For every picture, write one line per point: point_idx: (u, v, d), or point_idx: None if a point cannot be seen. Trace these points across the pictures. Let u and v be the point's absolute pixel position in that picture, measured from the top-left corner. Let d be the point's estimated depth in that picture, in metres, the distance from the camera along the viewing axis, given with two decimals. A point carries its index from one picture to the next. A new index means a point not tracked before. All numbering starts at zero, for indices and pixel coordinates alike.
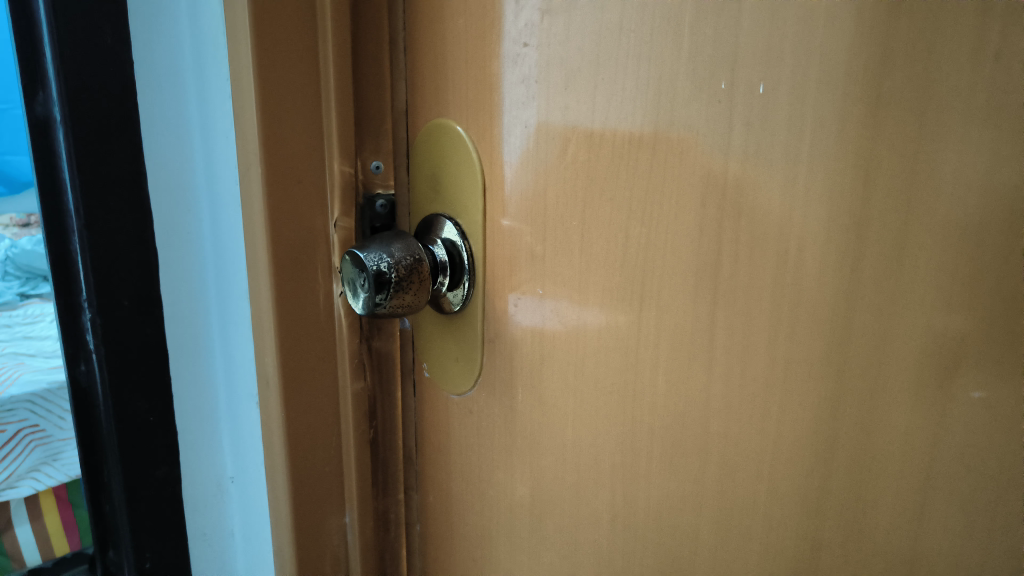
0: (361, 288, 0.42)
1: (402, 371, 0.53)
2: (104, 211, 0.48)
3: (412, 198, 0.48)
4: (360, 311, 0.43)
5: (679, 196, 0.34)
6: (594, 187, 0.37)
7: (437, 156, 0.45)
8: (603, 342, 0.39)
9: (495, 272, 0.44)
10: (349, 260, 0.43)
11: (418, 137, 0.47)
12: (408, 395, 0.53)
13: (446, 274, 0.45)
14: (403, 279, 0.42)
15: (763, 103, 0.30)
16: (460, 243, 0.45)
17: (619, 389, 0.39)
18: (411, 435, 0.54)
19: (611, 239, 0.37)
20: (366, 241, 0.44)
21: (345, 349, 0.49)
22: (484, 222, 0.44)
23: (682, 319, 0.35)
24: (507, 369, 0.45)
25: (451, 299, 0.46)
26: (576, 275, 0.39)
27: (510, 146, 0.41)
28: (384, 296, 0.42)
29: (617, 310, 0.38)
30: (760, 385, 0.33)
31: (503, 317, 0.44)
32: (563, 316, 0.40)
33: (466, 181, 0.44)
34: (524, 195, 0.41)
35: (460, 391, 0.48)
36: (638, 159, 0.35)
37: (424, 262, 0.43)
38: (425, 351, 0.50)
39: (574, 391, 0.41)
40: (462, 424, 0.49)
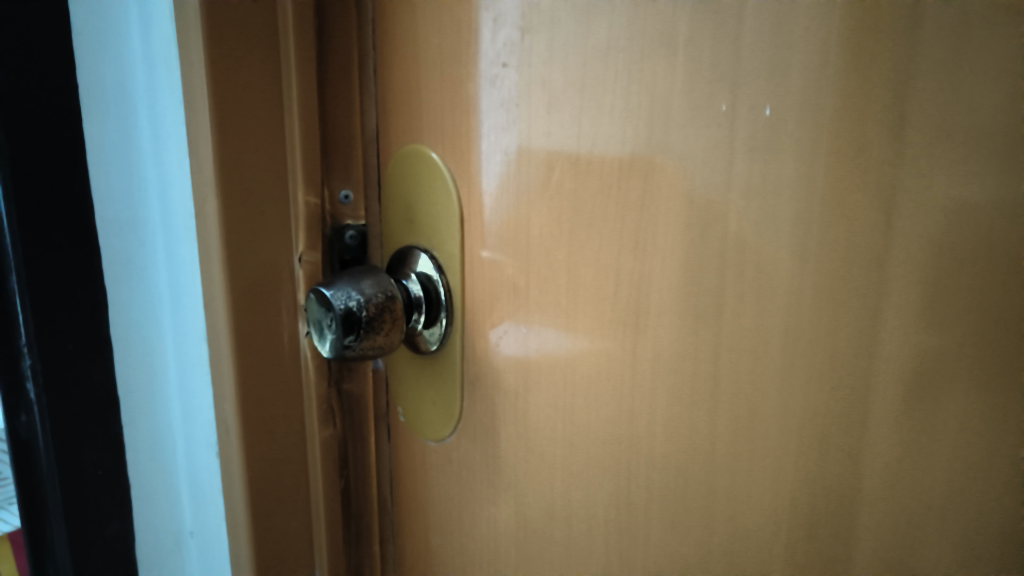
0: (327, 329, 0.39)
1: (375, 415, 0.49)
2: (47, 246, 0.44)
3: (383, 228, 0.45)
4: (326, 354, 0.40)
5: (675, 227, 0.31)
6: (581, 218, 0.34)
7: (411, 184, 0.42)
8: (593, 386, 0.35)
9: (475, 308, 0.41)
10: (314, 298, 0.40)
11: (391, 163, 0.44)
12: (382, 440, 0.50)
13: (421, 310, 0.41)
14: (374, 318, 0.39)
15: (770, 125, 0.28)
16: (436, 277, 0.42)
17: (612, 437, 0.35)
18: (387, 484, 0.50)
19: (600, 274, 0.34)
20: (337, 276, 0.41)
21: (310, 395, 0.46)
22: (462, 254, 0.40)
23: (679, 361, 0.32)
24: (488, 413, 0.41)
25: (428, 338, 0.43)
26: (563, 313, 0.36)
27: (491, 172, 0.37)
28: (353, 338, 0.38)
29: (603, 352, 0.35)
30: (771, 435, 0.30)
31: (484, 357, 0.41)
32: (549, 357, 0.37)
33: (442, 210, 0.41)
34: (507, 226, 0.37)
35: (439, 437, 0.44)
36: (630, 186, 0.32)
37: (399, 301, 0.40)
38: (399, 394, 0.46)
39: (563, 438, 0.38)
40: (441, 472, 0.45)
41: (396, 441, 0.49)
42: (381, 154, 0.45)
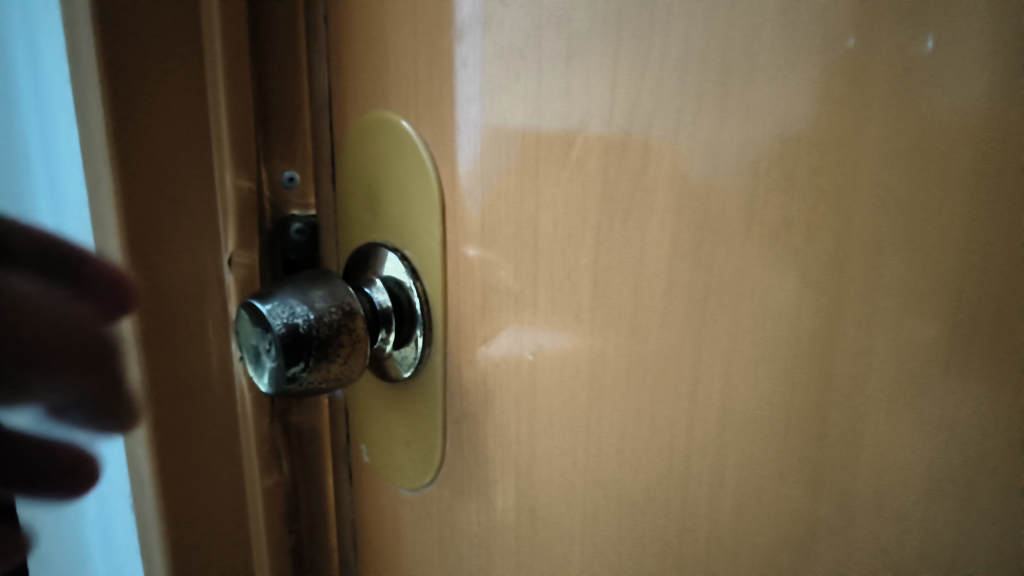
0: (264, 356, 0.29)
1: (333, 451, 0.40)
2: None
3: (339, 219, 0.36)
4: (265, 389, 0.30)
5: (762, 229, 0.21)
6: (615, 209, 0.24)
7: (374, 161, 0.32)
8: (633, 441, 0.25)
9: (460, 326, 0.31)
10: (246, 315, 0.30)
11: (349, 135, 0.34)
12: (344, 485, 0.40)
13: (391, 327, 0.32)
14: (327, 342, 0.29)
15: (931, 64, 0.18)
16: (409, 282, 0.32)
17: (659, 513, 0.25)
18: (351, 537, 0.41)
19: (639, 289, 0.24)
20: (277, 283, 0.31)
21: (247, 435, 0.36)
22: (443, 253, 0.30)
23: (753, 416, 0.22)
24: (478, 462, 0.32)
25: (399, 361, 0.33)
26: (588, 338, 0.25)
27: (483, 145, 0.27)
28: (300, 368, 0.28)
29: (638, 396, 0.25)
30: (881, 521, 0.21)
31: (471, 390, 0.31)
32: (562, 397, 0.27)
33: (416, 197, 0.31)
34: (506, 218, 0.27)
35: (415, 485, 0.35)
36: (694, 163, 0.21)
37: (362, 316, 0.30)
38: (364, 428, 0.37)
39: (584, 508, 0.27)
40: (418, 530, 0.36)
41: (361, 487, 0.39)
42: (334, 125, 0.35)
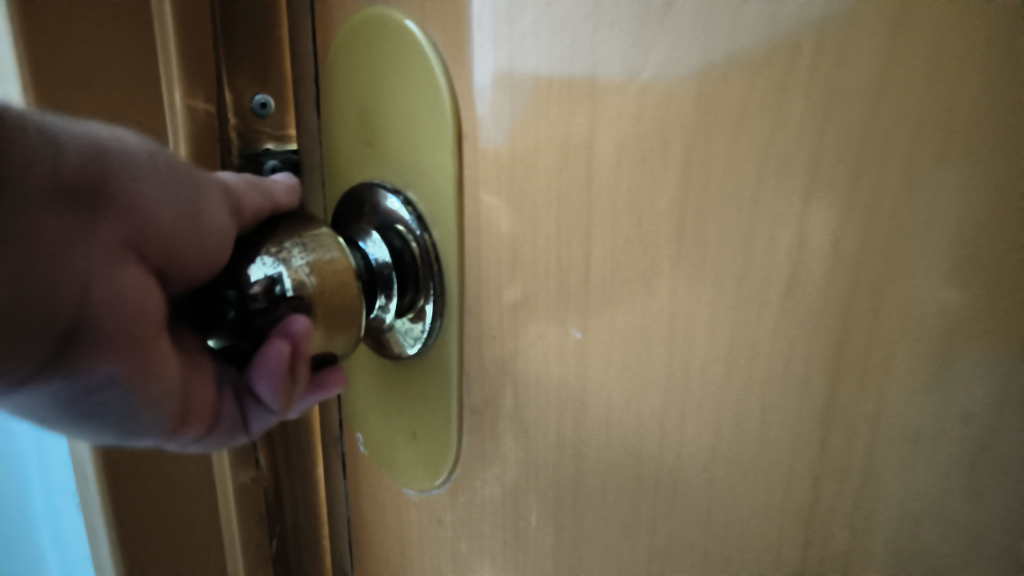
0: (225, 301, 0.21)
1: (326, 438, 0.33)
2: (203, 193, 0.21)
3: (328, 156, 0.28)
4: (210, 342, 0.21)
5: (974, 153, 0.13)
6: (716, 128, 0.16)
7: (371, 76, 0.25)
8: (728, 463, 0.18)
9: (480, 294, 0.23)
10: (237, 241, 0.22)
11: (336, 45, 0.26)
12: (337, 479, 0.34)
13: (391, 291, 0.24)
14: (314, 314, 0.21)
15: None
16: (415, 235, 0.24)
17: (757, 562, 0.18)
18: (346, 538, 0.35)
19: (750, 251, 0.16)
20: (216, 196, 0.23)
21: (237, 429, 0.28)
22: (460, 197, 0.23)
23: (933, 444, 0.14)
24: (500, 467, 0.24)
25: (402, 335, 0.26)
26: (670, 319, 0.18)
27: (514, 41, 0.20)
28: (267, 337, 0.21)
29: (745, 399, 0.17)
30: None
31: (494, 377, 0.24)
32: (622, 394, 0.20)
33: (423, 119, 0.23)
34: (546, 144, 0.20)
35: (421, 487, 0.28)
36: (860, 51, 0.13)
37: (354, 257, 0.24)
38: (360, 413, 0.30)
39: (649, 546, 0.20)
40: (425, 543, 0.29)
41: (356, 484, 0.33)
42: (316, 34, 0.28)
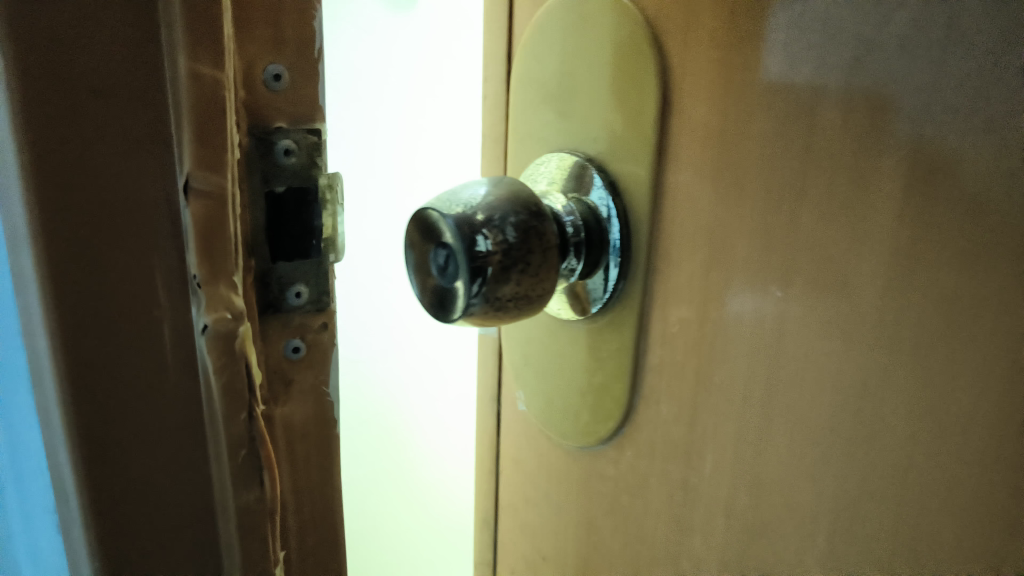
0: (453, 273, 0.25)
1: (485, 396, 0.36)
2: (320, 28, 0.23)
3: (512, 129, 0.30)
4: (456, 312, 0.25)
5: None
6: (955, 91, 0.17)
7: (573, 53, 0.27)
8: (934, 425, 0.18)
9: (673, 256, 0.25)
10: (423, 229, 0.26)
11: (537, 24, 0.28)
12: (489, 434, 0.36)
13: (580, 254, 0.27)
14: (520, 248, 0.25)
15: None
16: (603, 204, 0.27)
17: (952, 525, 0.18)
18: (491, 489, 0.37)
19: (992, 205, 0.16)
20: (264, 158, 0.23)
21: (279, 416, 0.25)
22: (664, 165, 0.25)
23: None
24: (676, 420, 0.26)
25: (587, 293, 0.28)
26: (879, 280, 0.19)
27: (745, 11, 0.21)
28: (489, 279, 0.24)
29: (968, 359, 0.17)
30: None
31: (678, 335, 0.25)
32: (817, 349, 0.21)
33: (627, 93, 0.25)
34: (767, 110, 0.21)
35: (586, 444, 0.30)
36: None
37: (333, 231, 0.25)
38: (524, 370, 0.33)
39: (834, 501, 0.21)
40: (585, 493, 0.31)
41: (512, 437, 0.35)
42: (517, 12, 0.30)
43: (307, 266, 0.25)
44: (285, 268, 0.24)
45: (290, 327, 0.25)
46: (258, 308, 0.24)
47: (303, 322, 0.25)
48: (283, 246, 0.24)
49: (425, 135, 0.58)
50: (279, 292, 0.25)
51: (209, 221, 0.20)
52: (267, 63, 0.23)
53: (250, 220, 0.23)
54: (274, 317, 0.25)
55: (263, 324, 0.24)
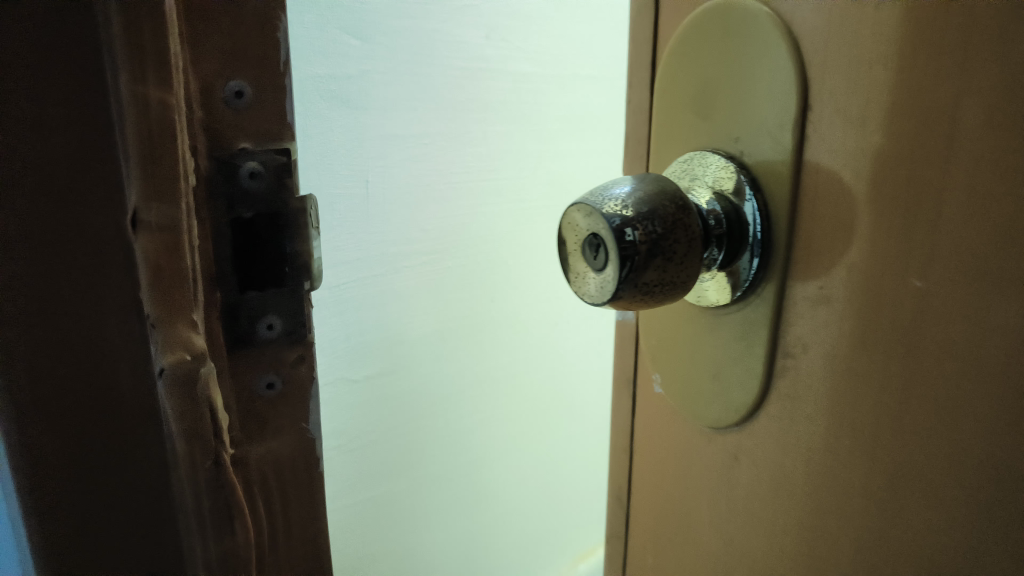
0: (604, 262, 0.29)
1: (625, 382, 0.38)
2: (284, 48, 0.30)
3: (657, 132, 0.33)
4: (602, 298, 0.29)
5: None
6: None
7: (717, 61, 0.29)
8: None
9: (816, 248, 0.27)
10: (580, 219, 0.30)
11: (684, 34, 0.31)
12: (625, 413, 0.39)
13: (721, 246, 0.29)
14: (665, 241, 0.28)
15: None
16: (745, 198, 0.29)
17: None
18: (625, 465, 0.40)
19: None
20: (229, 186, 0.31)
21: (250, 450, 0.34)
22: (807, 164, 0.27)
23: None
24: (817, 400, 0.28)
25: (723, 284, 0.30)
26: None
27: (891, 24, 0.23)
28: (635, 271, 0.28)
29: None
30: None
31: (821, 320, 0.27)
32: (958, 330, 0.23)
33: (769, 96, 0.27)
34: (913, 112, 0.23)
35: (722, 424, 0.32)
36: None
37: (303, 260, 0.33)
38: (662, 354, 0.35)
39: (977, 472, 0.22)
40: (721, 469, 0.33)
41: (648, 418, 0.37)
42: (661, 23, 0.32)
43: (280, 297, 0.33)
44: (252, 302, 0.32)
45: (268, 349, 0.33)
46: (227, 339, 0.32)
47: (280, 347, 0.34)
48: (256, 281, 0.32)
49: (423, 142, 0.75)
50: (252, 326, 0.33)
51: (159, 262, 0.27)
52: (230, 81, 0.30)
53: (215, 252, 0.31)
54: (247, 347, 0.33)
55: (236, 353, 0.33)
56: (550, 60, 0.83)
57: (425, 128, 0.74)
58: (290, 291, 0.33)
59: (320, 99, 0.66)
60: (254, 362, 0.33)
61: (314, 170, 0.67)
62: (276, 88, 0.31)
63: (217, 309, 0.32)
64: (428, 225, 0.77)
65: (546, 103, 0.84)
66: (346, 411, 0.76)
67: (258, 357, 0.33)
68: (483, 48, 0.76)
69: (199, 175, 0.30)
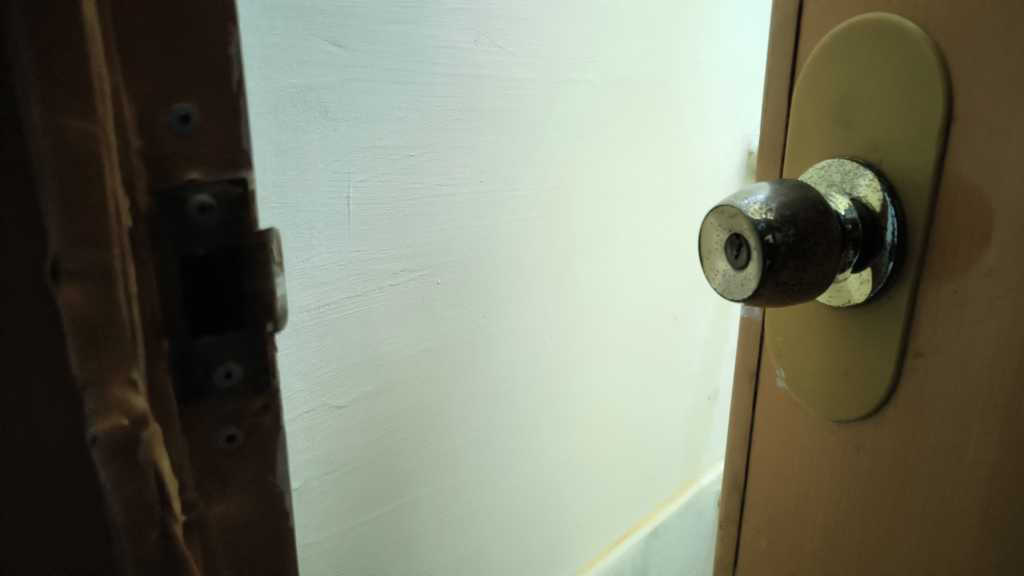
0: (743, 263, 0.31)
1: (745, 372, 0.40)
2: (237, 56, 0.24)
3: (790, 135, 0.34)
4: (739, 296, 0.32)
5: None
6: None
7: (862, 73, 0.30)
8: None
9: (953, 254, 0.29)
10: (718, 221, 0.32)
11: (827, 44, 0.32)
12: (744, 404, 0.40)
13: (856, 248, 0.30)
14: (802, 243, 0.30)
15: None
16: (883, 204, 0.30)
17: None
18: (742, 453, 0.41)
19: None
20: (176, 219, 0.25)
21: (208, 517, 0.28)
22: (945, 174, 0.28)
23: None
24: (950, 397, 0.30)
25: (854, 285, 0.31)
26: None
27: None
28: (775, 272, 0.30)
29: None
30: None
31: (959, 324, 0.29)
32: None
33: (911, 109, 0.29)
34: None
35: (844, 416, 0.34)
36: None
37: (268, 294, 0.27)
38: (787, 349, 0.36)
39: None
40: (842, 460, 0.35)
41: (769, 408, 0.39)
42: (803, 34, 0.33)
43: (241, 341, 0.27)
44: (206, 349, 0.26)
45: (229, 405, 0.27)
46: (179, 392, 0.26)
47: (240, 400, 0.28)
48: (214, 324, 0.26)
49: (471, 127, 0.59)
50: (208, 375, 0.27)
51: (88, 313, 0.24)
52: (175, 102, 0.24)
53: (162, 290, 0.25)
54: (202, 401, 0.27)
55: (188, 406, 0.27)
56: (612, 66, 0.67)
57: (416, 138, 0.57)
58: (252, 332, 0.27)
59: (296, 111, 0.51)
60: (214, 417, 0.27)
61: (290, 189, 0.52)
62: (233, 106, 0.25)
63: (165, 360, 0.26)
64: (480, 224, 0.62)
65: (586, 112, 0.66)
66: (355, 433, 0.61)
67: (217, 411, 0.27)
68: (476, 53, 0.58)
69: (138, 213, 0.24)
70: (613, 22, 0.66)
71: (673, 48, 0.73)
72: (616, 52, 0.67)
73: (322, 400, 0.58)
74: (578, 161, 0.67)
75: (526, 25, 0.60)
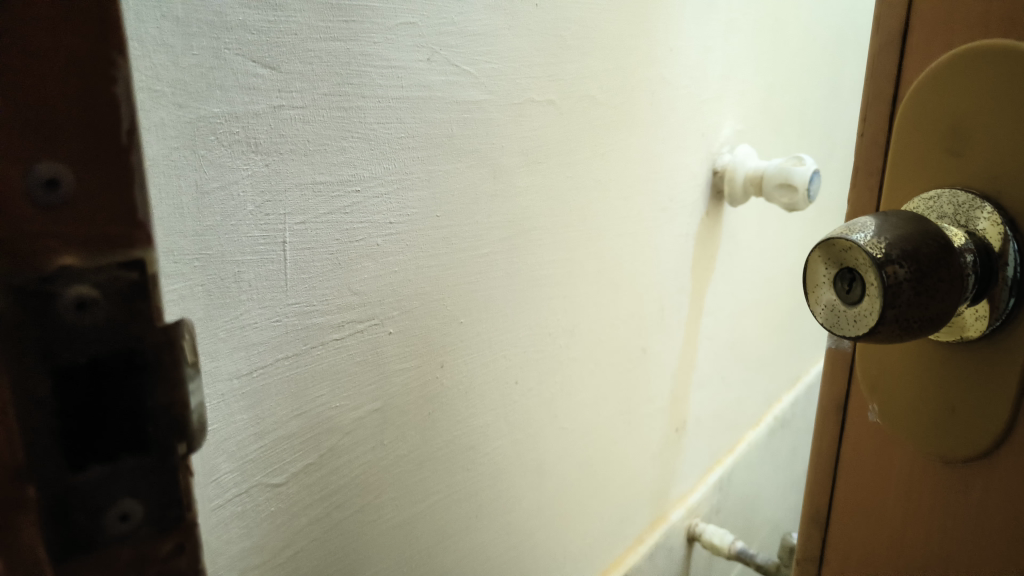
0: (858, 298, 0.27)
1: (829, 405, 0.38)
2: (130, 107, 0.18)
3: (892, 161, 0.32)
4: (853, 334, 0.28)
5: None
6: None
7: (979, 98, 0.28)
8: None
9: None
10: (828, 253, 0.28)
11: (939, 67, 0.29)
12: (829, 438, 0.38)
13: (974, 282, 0.27)
14: (928, 276, 0.26)
15: None
16: (1005, 236, 0.27)
17: None
18: (827, 490, 0.39)
19: None
20: (36, 311, 0.18)
21: None
22: None
23: None
24: None
25: (969, 321, 0.29)
26: None
27: None
28: (899, 308, 0.26)
29: None
30: None
31: None
32: None
33: None
34: None
35: (948, 457, 0.31)
36: None
37: (178, 407, 0.20)
38: (884, 383, 0.34)
39: None
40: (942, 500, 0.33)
41: (860, 442, 0.37)
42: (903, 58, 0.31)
43: (142, 471, 0.20)
44: (90, 492, 0.19)
45: (124, 562, 0.20)
46: (50, 553, 0.19)
47: (140, 553, 0.20)
48: (100, 451, 0.19)
49: (413, 162, 0.52)
50: (95, 520, 0.19)
51: None
52: (32, 160, 0.17)
53: (22, 423, 0.18)
54: (88, 556, 0.19)
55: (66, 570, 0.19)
56: (573, 85, 0.63)
57: (361, 171, 0.49)
58: (158, 458, 0.20)
59: (220, 144, 0.41)
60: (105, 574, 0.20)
61: (217, 238, 0.42)
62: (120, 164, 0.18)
63: (33, 511, 0.18)
64: (432, 263, 0.55)
65: (543, 136, 0.61)
66: (300, 509, 0.51)
67: (109, 565, 0.20)
68: (428, 73, 0.51)
69: None
70: (571, 38, 0.61)
71: (635, 66, 0.70)
72: (575, 68, 0.63)
73: (256, 480, 0.48)
74: (540, 187, 0.62)
75: (481, 41, 0.54)
